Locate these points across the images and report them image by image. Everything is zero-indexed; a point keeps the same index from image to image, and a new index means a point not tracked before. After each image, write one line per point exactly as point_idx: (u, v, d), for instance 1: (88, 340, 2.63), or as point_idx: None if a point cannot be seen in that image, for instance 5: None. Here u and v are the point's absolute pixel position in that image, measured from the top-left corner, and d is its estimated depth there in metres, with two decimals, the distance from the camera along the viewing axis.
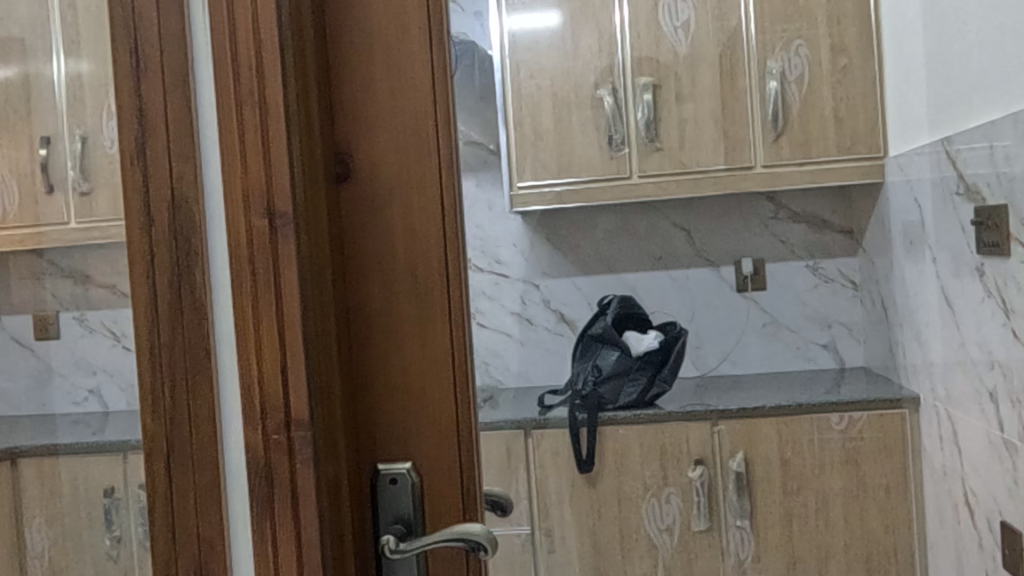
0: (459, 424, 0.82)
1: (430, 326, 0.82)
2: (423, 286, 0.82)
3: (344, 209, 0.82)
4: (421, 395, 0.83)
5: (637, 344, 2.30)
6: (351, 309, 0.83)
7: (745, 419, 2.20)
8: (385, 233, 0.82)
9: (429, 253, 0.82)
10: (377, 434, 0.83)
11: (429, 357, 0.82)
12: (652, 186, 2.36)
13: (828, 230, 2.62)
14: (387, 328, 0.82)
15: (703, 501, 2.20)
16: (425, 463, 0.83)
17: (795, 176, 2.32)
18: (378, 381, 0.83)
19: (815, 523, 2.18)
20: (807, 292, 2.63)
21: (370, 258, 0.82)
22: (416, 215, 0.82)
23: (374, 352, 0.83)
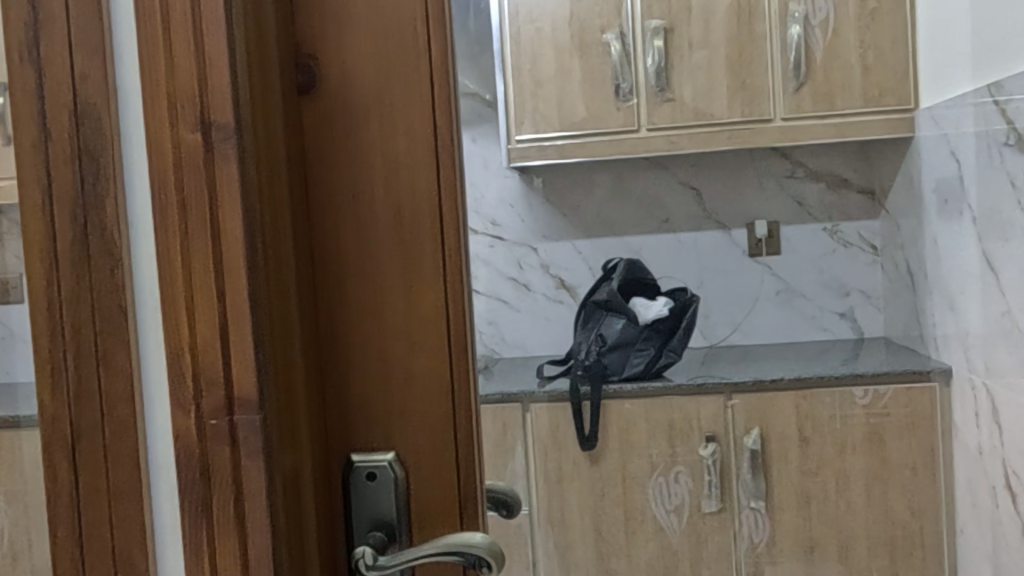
0: (455, 408, 0.65)
1: (418, 281, 0.64)
2: (409, 232, 0.64)
3: (308, 131, 0.64)
4: (407, 372, 0.65)
5: (645, 312, 2.09)
6: (315, 259, 0.65)
7: (762, 392, 2.01)
8: (361, 163, 0.64)
9: (416, 191, 0.63)
10: (350, 417, 0.66)
11: (416, 323, 0.64)
12: (662, 141, 2.18)
13: (848, 191, 2.43)
14: (362, 284, 0.64)
15: (714, 481, 2.03)
16: (411, 457, 0.65)
17: (817, 130, 2.14)
18: (351, 350, 0.65)
19: (836, 505, 2.01)
20: (823, 258, 2.45)
21: (341, 195, 0.64)
22: (401, 139, 0.63)
23: (345, 315, 0.65)
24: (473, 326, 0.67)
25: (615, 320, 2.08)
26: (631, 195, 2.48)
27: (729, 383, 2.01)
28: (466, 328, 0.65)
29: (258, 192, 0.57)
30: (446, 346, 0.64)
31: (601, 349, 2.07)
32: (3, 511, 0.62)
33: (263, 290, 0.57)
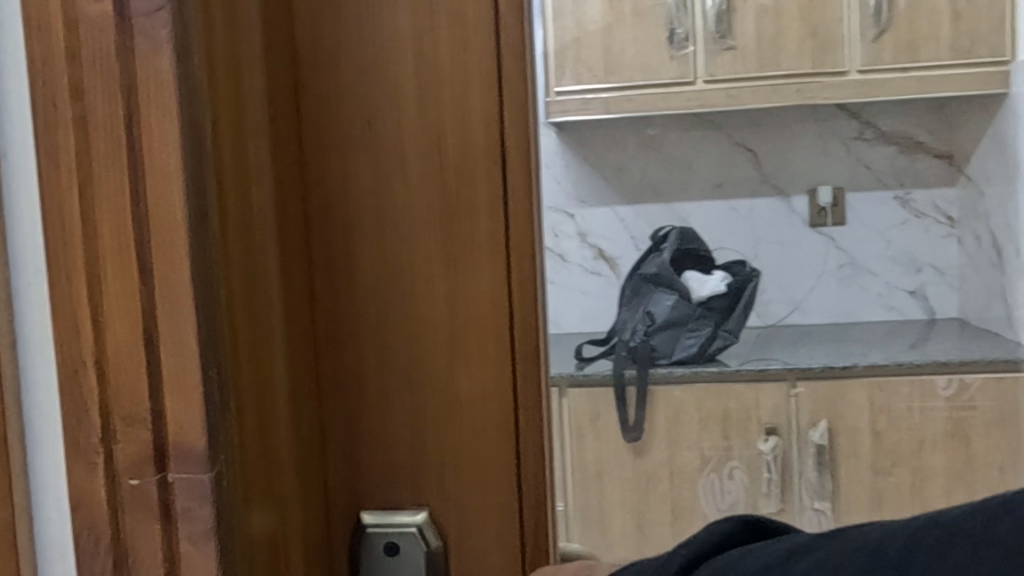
0: (520, 446, 0.44)
1: (468, 259, 0.43)
2: (456, 185, 0.43)
3: (302, 35, 0.43)
4: (448, 387, 0.44)
5: (700, 287, 1.86)
6: (313, 228, 0.44)
7: (831, 381, 1.78)
8: (383, 83, 0.43)
9: (468, 124, 0.43)
10: (361, 460, 0.45)
11: (463, 319, 0.44)
12: (721, 95, 1.93)
13: (922, 155, 2.18)
14: (382, 265, 0.44)
15: (775, 480, 1.81)
16: (453, 516, 0.45)
17: (898, 85, 1.88)
18: (365, 354, 0.44)
19: (911, 508, 1.80)
20: (892, 229, 2.20)
21: (353, 132, 0.43)
22: (444, 45, 0.42)
23: (356, 310, 0.44)
24: (545, 325, 0.46)
25: (665, 295, 1.85)
26: (679, 158, 2.23)
27: (793, 369, 1.78)
28: (539, 328, 0.44)
29: (213, 103, 0.34)
30: (507, 354, 0.44)
31: (649, 327, 1.83)
32: None
33: (228, 269, 0.35)
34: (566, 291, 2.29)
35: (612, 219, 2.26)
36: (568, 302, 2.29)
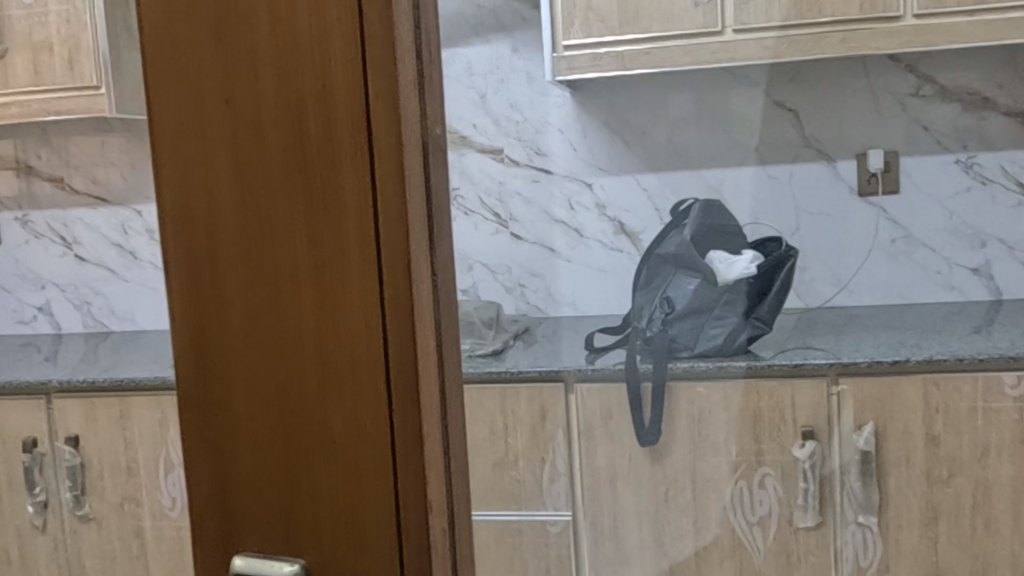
0: (400, 531, 0.47)
1: (338, 341, 0.45)
2: (324, 228, 0.45)
3: (176, 130, 0.46)
4: (315, 460, 0.46)
5: (726, 270, 1.60)
6: (191, 272, 0.46)
7: (878, 376, 1.56)
8: (250, 135, 0.45)
9: (335, 171, 0.44)
10: (243, 487, 0.47)
11: (344, 412, 0.46)
12: (753, 46, 1.71)
13: (990, 112, 1.92)
14: (254, 307, 0.46)
15: (812, 491, 1.59)
16: (332, 546, 0.47)
17: (957, 29, 1.65)
18: (238, 422, 0.47)
19: (972, 525, 1.56)
20: (952, 199, 1.95)
21: (224, 180, 0.45)
22: (307, 93, 0.44)
23: (232, 348, 0.46)
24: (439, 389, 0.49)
25: (686, 278, 1.55)
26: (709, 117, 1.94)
27: (835, 363, 1.57)
28: (421, 413, 0.46)
29: None
30: (383, 394, 0.46)
31: (669, 315, 1.50)
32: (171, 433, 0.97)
33: None
34: None
35: (635, 189, 1.94)
36: None
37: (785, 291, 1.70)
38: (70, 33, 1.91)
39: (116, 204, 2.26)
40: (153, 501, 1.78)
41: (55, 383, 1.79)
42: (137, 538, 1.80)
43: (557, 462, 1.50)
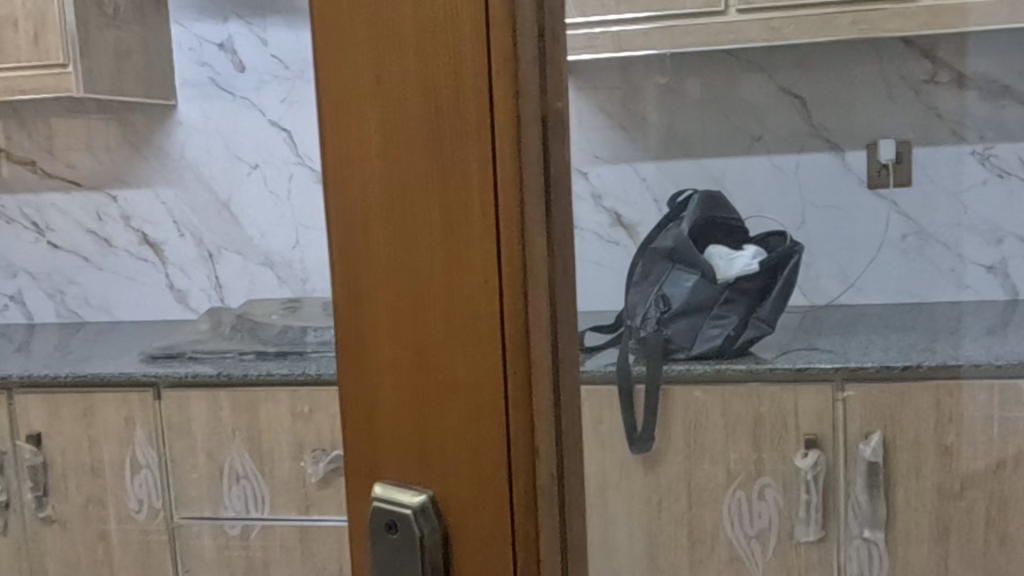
0: (512, 483, 0.43)
1: (460, 269, 0.42)
2: (450, 171, 0.41)
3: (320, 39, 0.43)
4: (440, 396, 0.43)
5: (726, 267, 1.50)
6: (336, 188, 0.44)
7: (886, 383, 1.45)
8: (387, 44, 0.41)
9: (461, 115, 0.41)
10: (376, 436, 0.45)
11: (462, 347, 0.42)
12: (758, 27, 1.62)
13: (1009, 101, 1.80)
14: (394, 226, 0.43)
15: (814, 503, 1.49)
16: (449, 508, 0.44)
17: (974, 11, 1.56)
18: (372, 351, 0.44)
19: (984, 543, 1.45)
20: (969, 192, 1.84)
21: (366, 116, 0.42)
22: (439, 36, 0.40)
23: (369, 293, 0.44)
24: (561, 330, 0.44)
25: (684, 275, 1.42)
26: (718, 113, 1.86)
27: (842, 367, 1.46)
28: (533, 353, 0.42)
29: None
30: (499, 332, 0.42)
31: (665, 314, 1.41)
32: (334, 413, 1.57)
33: None
34: None
35: None
36: None
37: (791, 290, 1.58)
38: (36, 7, 1.81)
39: (90, 188, 2.16)
40: (120, 503, 1.69)
41: (16, 377, 1.69)
42: (103, 541, 1.71)
43: None
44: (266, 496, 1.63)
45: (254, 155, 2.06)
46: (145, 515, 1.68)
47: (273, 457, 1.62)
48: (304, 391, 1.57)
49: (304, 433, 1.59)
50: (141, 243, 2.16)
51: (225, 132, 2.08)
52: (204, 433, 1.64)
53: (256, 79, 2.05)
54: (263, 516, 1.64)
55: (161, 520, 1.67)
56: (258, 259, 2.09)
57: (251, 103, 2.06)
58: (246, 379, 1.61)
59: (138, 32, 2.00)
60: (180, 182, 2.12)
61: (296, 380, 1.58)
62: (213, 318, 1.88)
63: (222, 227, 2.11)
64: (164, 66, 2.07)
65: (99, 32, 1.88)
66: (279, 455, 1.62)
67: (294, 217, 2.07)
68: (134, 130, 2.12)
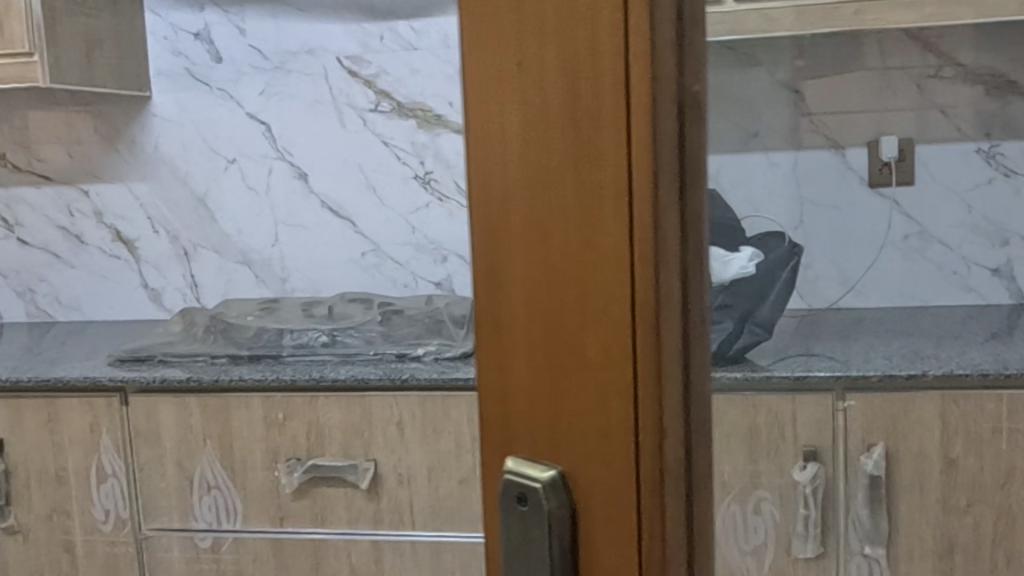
0: (639, 466, 0.45)
1: (595, 261, 0.44)
2: (589, 167, 0.43)
3: (472, 42, 0.46)
4: (573, 378, 0.45)
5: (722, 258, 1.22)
6: (480, 182, 0.47)
7: (896, 392, 1.40)
8: (533, 49, 0.44)
9: (600, 113, 0.43)
10: (513, 414, 0.48)
11: (594, 333, 0.45)
12: None
13: (1015, 96, 1.78)
14: (535, 220, 0.45)
15: (814, 519, 1.33)
16: (579, 483, 0.46)
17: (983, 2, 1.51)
18: (513, 334, 0.47)
19: (990, 558, 1.40)
20: (972, 191, 1.77)
21: (511, 116, 0.45)
22: (581, 41, 0.43)
23: (510, 280, 0.47)
24: (693, 322, 0.46)
25: None
26: None
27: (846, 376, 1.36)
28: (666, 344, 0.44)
29: None
30: (631, 321, 0.44)
31: None
32: (311, 421, 1.51)
33: None
34: None
35: None
36: None
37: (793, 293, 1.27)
38: None
39: (61, 183, 2.07)
40: (86, 513, 1.61)
41: None
42: (67, 552, 1.63)
43: None
44: (238, 507, 1.55)
45: (231, 149, 1.98)
46: (112, 526, 1.60)
47: (245, 466, 1.54)
48: (278, 397, 1.51)
49: (278, 442, 1.52)
50: (115, 240, 2.07)
51: (201, 124, 2.00)
52: (174, 441, 1.56)
53: (234, 71, 1.97)
54: (235, 529, 1.56)
55: (128, 530, 1.60)
56: (235, 257, 2.02)
57: (228, 95, 1.98)
58: (216, 384, 1.53)
59: (110, 21, 1.90)
60: (155, 177, 2.03)
61: (269, 385, 1.52)
62: (186, 319, 1.80)
63: (198, 224, 2.03)
64: (138, 56, 1.98)
65: (68, 20, 1.79)
66: (252, 465, 1.54)
67: (272, 214, 1.99)
68: (107, 122, 2.03)
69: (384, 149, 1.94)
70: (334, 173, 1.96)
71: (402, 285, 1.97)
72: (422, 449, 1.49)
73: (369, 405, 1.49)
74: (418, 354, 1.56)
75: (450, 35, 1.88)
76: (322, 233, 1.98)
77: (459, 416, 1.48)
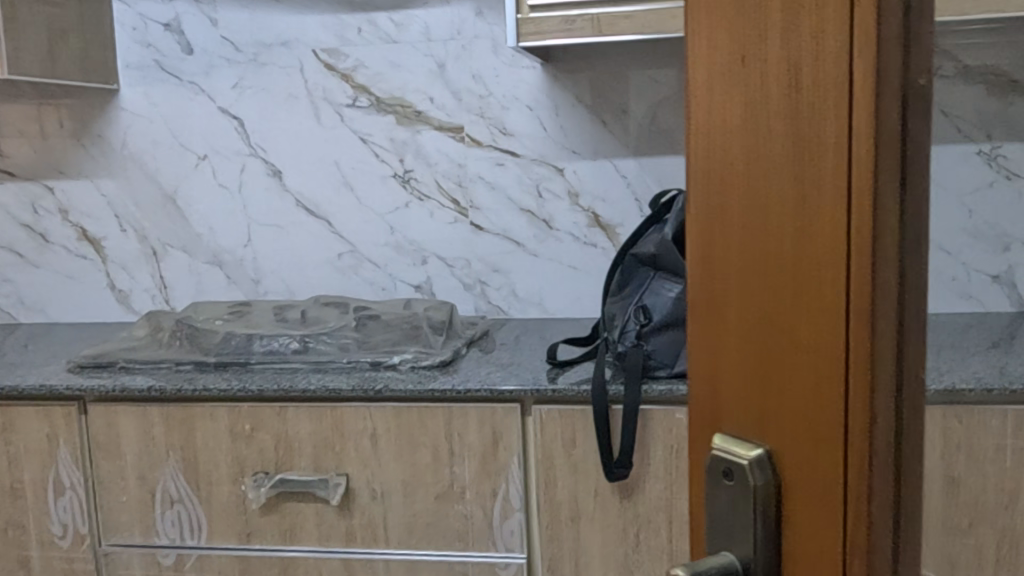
0: (844, 458, 0.42)
1: (811, 239, 0.42)
2: (806, 139, 0.42)
3: (705, 23, 0.46)
4: (786, 358, 0.44)
5: None
6: (706, 157, 0.47)
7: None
8: (758, 22, 0.43)
9: (821, 86, 0.41)
10: (730, 391, 0.47)
11: (808, 312, 0.43)
12: None
13: None
14: (753, 195, 0.44)
15: None
16: (786, 466, 0.44)
17: None
18: (735, 309, 0.46)
19: None
20: None
21: (737, 90, 0.45)
22: (806, 10, 0.41)
23: (730, 253, 0.46)
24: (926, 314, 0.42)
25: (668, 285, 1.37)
26: None
27: None
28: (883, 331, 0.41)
29: None
30: (844, 303, 0.41)
31: (644, 327, 1.35)
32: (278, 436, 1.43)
33: None
34: (554, 265, 1.83)
35: (613, 175, 1.78)
36: (560, 281, 1.84)
37: None
38: None
39: (26, 179, 1.98)
40: (42, 527, 1.53)
41: None
42: (24, 568, 1.55)
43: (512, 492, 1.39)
44: (203, 522, 1.47)
45: (202, 145, 1.90)
46: (69, 541, 1.52)
47: (210, 479, 1.46)
48: (245, 408, 1.43)
49: (245, 455, 1.44)
50: (80, 239, 1.99)
51: (171, 119, 1.91)
52: (135, 452, 1.48)
53: (205, 63, 1.88)
54: (199, 545, 1.48)
55: (86, 546, 1.51)
56: (206, 258, 1.94)
57: (199, 89, 1.89)
58: (180, 395, 1.45)
59: (76, 10, 1.81)
60: (123, 174, 1.95)
61: (235, 395, 1.44)
62: (152, 322, 1.72)
63: (167, 222, 1.95)
64: (105, 47, 1.88)
65: (30, 9, 1.69)
66: (217, 479, 1.46)
67: (245, 213, 1.91)
68: (73, 115, 1.94)
69: (362, 146, 1.86)
70: (309, 170, 1.88)
71: (380, 288, 1.90)
72: (396, 462, 1.41)
73: (340, 416, 1.41)
74: (394, 362, 1.48)
75: (431, 28, 1.80)
76: (297, 233, 1.90)
77: (436, 428, 1.40)
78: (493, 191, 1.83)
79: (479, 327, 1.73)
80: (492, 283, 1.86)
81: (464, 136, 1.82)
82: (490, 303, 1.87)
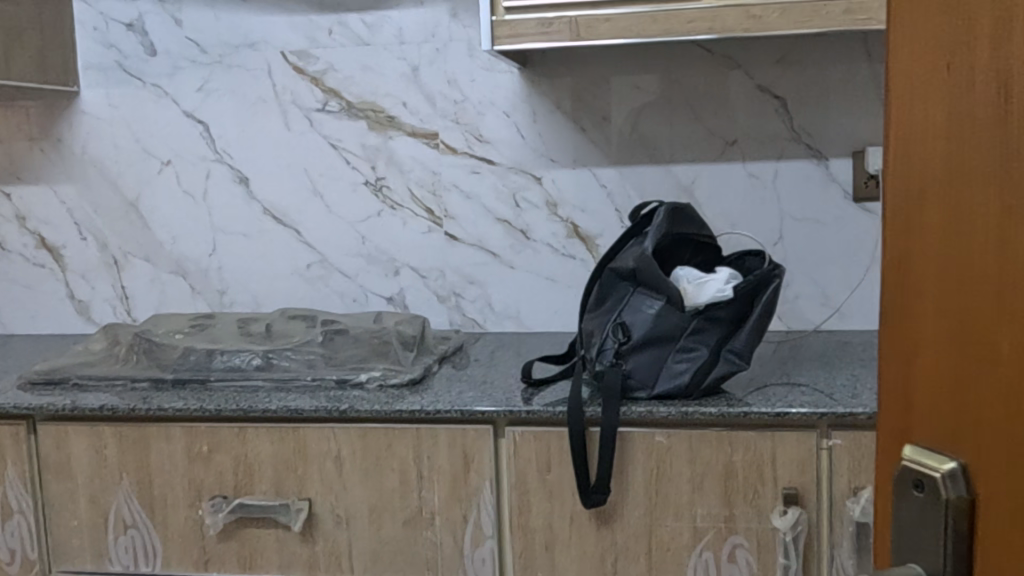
0: None
1: (1010, 267, 0.43)
2: (1009, 168, 0.43)
3: (910, 51, 0.48)
4: (983, 376, 0.45)
5: (697, 292, 1.30)
6: (904, 179, 0.49)
7: None
8: (963, 52, 0.45)
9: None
10: (920, 403, 0.50)
11: (1006, 334, 0.44)
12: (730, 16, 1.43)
13: None
14: (949, 219, 0.46)
15: None
16: (978, 479, 0.46)
17: None
18: (928, 327, 0.48)
19: None
20: None
21: (937, 116, 0.47)
22: (1014, 43, 0.43)
23: (923, 272, 0.48)
24: None
25: (646, 301, 1.30)
26: (684, 115, 1.67)
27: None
28: None
29: None
30: None
31: (622, 346, 1.29)
32: (237, 458, 1.36)
33: None
34: (530, 277, 1.77)
35: (593, 185, 1.72)
36: (537, 293, 1.77)
37: (765, 305, 1.29)
38: None
39: None
40: None
41: None
42: None
43: (484, 518, 1.32)
44: (158, 548, 1.39)
45: (165, 149, 1.83)
46: (17, 568, 1.44)
47: (166, 503, 1.38)
48: (202, 428, 1.36)
49: (203, 478, 1.37)
50: (38, 247, 1.91)
51: (133, 123, 1.83)
52: (86, 475, 1.40)
53: (169, 64, 1.81)
54: (154, 572, 1.40)
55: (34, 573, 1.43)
56: (170, 267, 1.87)
57: (162, 91, 1.82)
58: (134, 414, 1.37)
59: (33, 9, 1.73)
60: (84, 179, 1.87)
61: (192, 415, 1.36)
62: (110, 336, 1.65)
63: (129, 230, 1.87)
64: (64, 47, 1.81)
65: None
66: (173, 503, 1.38)
67: (210, 221, 1.84)
68: (32, 118, 1.86)
69: (332, 152, 1.78)
70: (277, 177, 1.80)
71: (350, 300, 1.82)
72: (362, 486, 1.34)
73: (303, 438, 1.34)
74: (361, 380, 1.41)
75: (405, 30, 1.73)
76: (264, 242, 1.83)
77: (403, 450, 1.32)
78: (469, 200, 1.76)
79: (452, 342, 1.66)
80: (468, 295, 1.79)
81: (439, 143, 1.75)
82: (465, 316, 1.80)
